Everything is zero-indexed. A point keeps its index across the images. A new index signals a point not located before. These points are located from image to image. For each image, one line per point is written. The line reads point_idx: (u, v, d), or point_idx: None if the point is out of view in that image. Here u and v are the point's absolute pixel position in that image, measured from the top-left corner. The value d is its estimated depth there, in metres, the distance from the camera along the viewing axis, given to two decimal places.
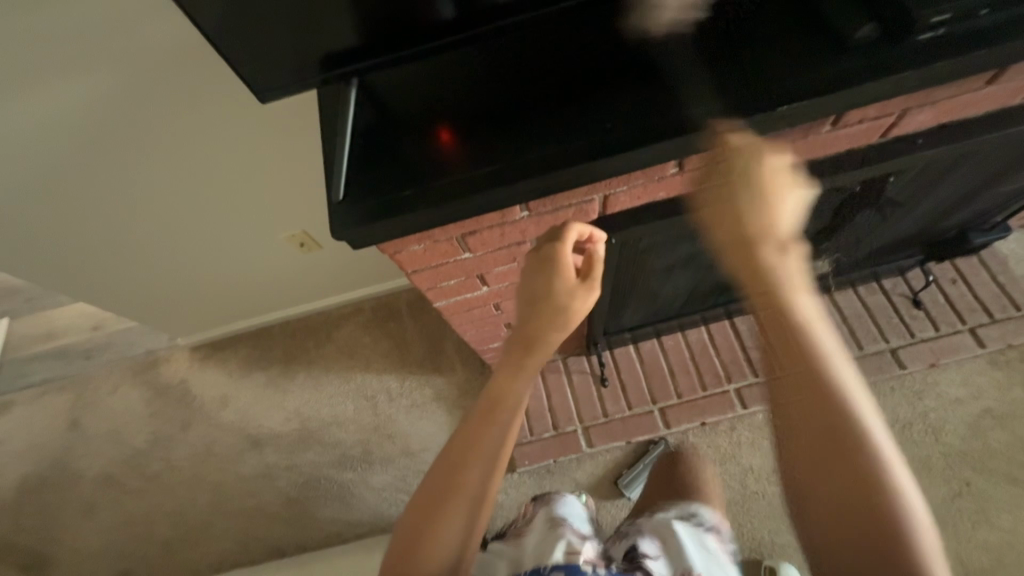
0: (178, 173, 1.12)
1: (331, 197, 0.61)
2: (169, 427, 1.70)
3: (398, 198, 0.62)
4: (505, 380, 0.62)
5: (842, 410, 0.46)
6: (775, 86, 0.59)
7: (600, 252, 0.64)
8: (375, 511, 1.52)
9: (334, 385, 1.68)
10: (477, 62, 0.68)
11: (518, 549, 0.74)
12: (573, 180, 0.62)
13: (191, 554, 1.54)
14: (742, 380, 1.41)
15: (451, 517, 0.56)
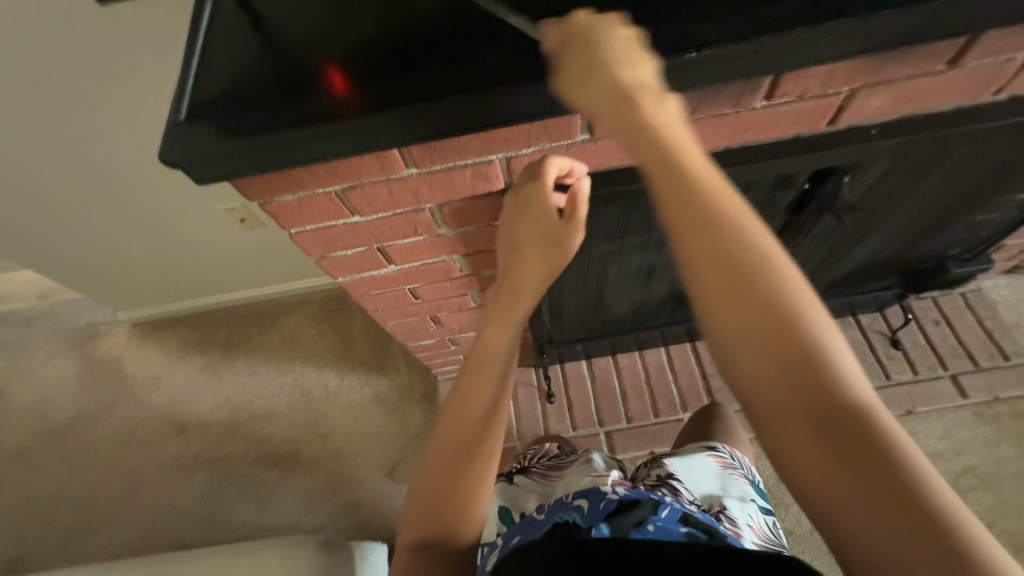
0: (90, 139, 1.02)
1: (169, 116, 0.54)
2: (93, 406, 1.60)
3: (247, 126, 0.53)
4: (495, 329, 0.60)
5: (799, 320, 0.36)
6: (690, 28, 0.50)
7: (583, 189, 0.64)
8: (290, 518, 1.37)
9: (270, 377, 1.57)
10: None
11: (548, 482, 0.74)
12: (455, 123, 0.53)
13: (88, 547, 1.40)
14: (699, 409, 1.29)
15: (463, 483, 0.53)
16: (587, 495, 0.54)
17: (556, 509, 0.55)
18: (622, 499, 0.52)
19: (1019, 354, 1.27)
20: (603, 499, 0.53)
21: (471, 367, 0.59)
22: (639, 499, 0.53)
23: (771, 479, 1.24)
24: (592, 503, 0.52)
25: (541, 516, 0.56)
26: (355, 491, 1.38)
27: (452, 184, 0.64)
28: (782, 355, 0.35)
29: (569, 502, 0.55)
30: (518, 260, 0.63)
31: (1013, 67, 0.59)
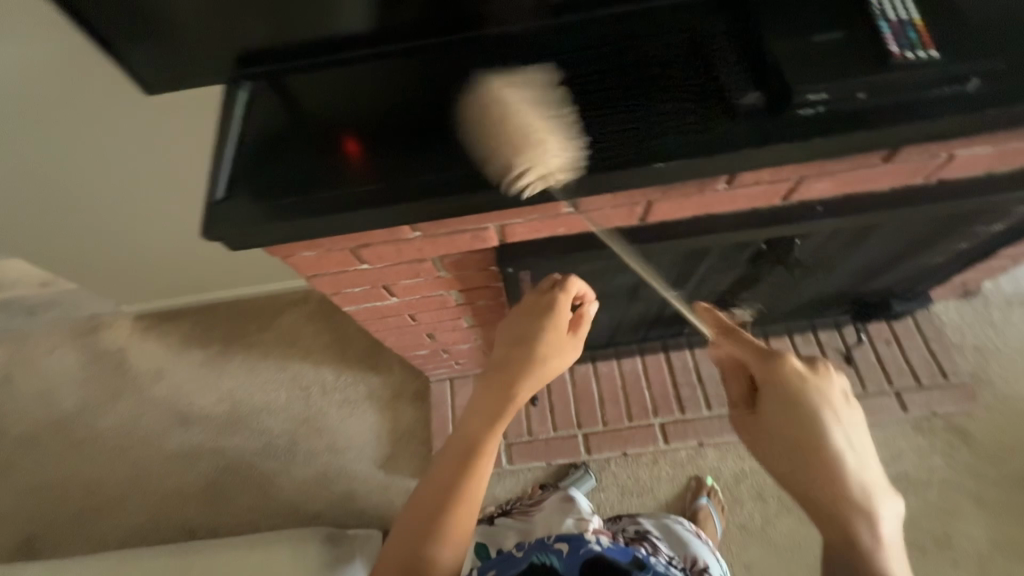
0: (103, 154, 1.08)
1: (210, 197, 0.63)
2: (101, 395, 1.69)
3: (278, 205, 0.62)
4: (482, 424, 0.67)
5: (842, 501, 0.60)
6: (659, 138, 0.60)
7: (587, 310, 0.79)
8: (292, 505, 1.50)
9: (271, 372, 1.67)
10: (394, 76, 0.70)
11: (526, 521, 0.96)
12: (460, 206, 0.63)
13: (103, 527, 1.52)
14: (668, 416, 1.43)
15: (441, 548, 0.59)
16: (566, 541, 0.69)
17: (534, 548, 0.70)
18: (604, 552, 0.68)
19: (956, 374, 1.41)
20: (583, 546, 0.68)
21: (450, 448, 0.67)
22: (620, 556, 0.68)
23: (729, 479, 1.40)
24: (572, 548, 0.68)
25: (519, 553, 0.71)
26: (351, 481, 1.51)
27: (452, 244, 0.73)
28: (823, 513, 0.60)
29: (551, 544, 0.70)
30: (514, 363, 0.71)
31: (937, 162, 0.69)
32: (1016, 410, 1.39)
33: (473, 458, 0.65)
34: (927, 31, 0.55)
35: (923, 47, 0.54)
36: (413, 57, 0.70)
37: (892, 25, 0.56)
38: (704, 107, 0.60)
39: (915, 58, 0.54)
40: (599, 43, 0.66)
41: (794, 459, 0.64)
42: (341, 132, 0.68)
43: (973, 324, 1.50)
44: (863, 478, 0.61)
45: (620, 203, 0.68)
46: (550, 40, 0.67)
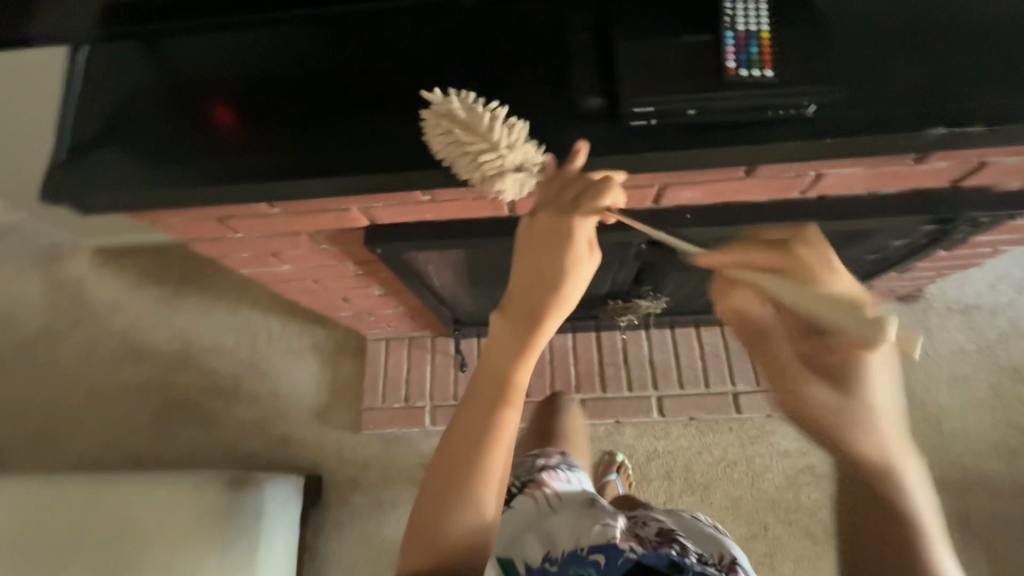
0: None
1: (54, 158, 0.62)
2: (58, 323, 1.73)
3: (121, 174, 0.61)
4: (512, 353, 0.53)
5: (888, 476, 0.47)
6: None
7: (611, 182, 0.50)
8: (231, 442, 1.57)
9: (221, 316, 1.71)
10: (274, 44, 0.65)
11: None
12: (317, 189, 0.61)
13: (56, 446, 1.61)
14: (590, 393, 1.47)
15: (475, 508, 0.50)
16: (602, 549, 0.58)
17: (569, 562, 0.59)
18: (642, 557, 0.55)
19: None
20: (621, 556, 0.56)
21: (473, 391, 0.53)
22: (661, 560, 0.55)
23: (641, 456, 1.45)
24: (610, 559, 0.56)
25: (552, 568, 0.60)
26: (287, 425, 1.58)
27: (319, 221, 0.73)
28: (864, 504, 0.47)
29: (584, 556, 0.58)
30: (545, 277, 0.51)
31: (808, 179, 0.68)
32: (929, 416, 1.43)
33: (491, 433, 0.51)
34: (770, 48, 0.52)
35: (760, 65, 0.52)
36: (296, 27, 0.65)
37: (738, 36, 0.53)
38: (550, 111, 0.58)
39: (747, 78, 0.52)
40: (478, 28, 0.63)
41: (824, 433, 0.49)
42: (212, 100, 0.64)
43: (908, 330, 1.50)
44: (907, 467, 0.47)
45: (479, 196, 0.68)
46: (431, 21, 0.64)
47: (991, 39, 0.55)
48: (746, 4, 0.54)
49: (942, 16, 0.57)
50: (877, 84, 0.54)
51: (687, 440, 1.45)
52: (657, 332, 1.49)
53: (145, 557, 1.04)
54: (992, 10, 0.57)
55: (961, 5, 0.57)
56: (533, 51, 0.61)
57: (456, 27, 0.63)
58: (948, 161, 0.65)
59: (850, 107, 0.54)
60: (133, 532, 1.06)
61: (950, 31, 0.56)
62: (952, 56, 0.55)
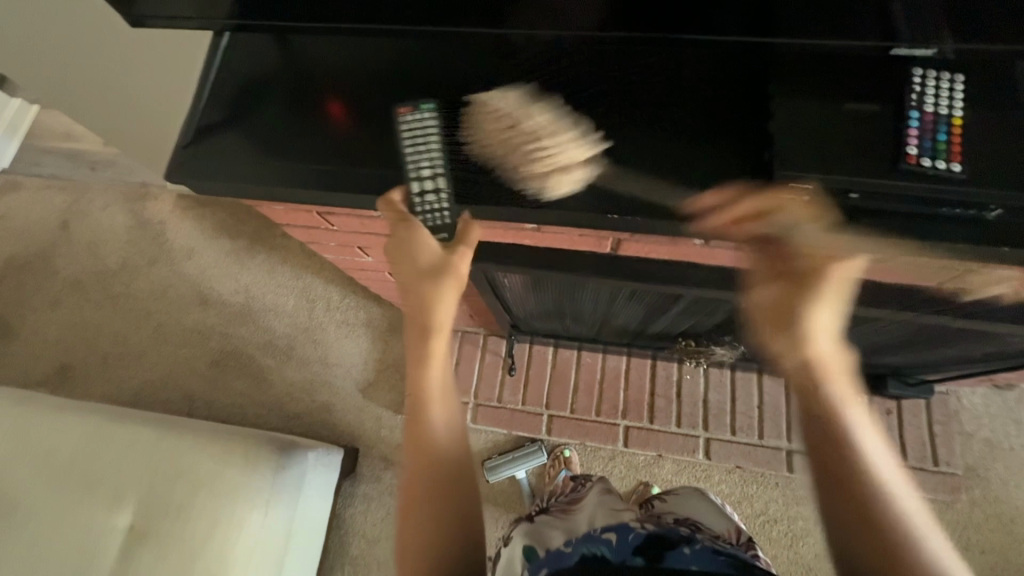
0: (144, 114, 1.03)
1: (179, 141, 0.66)
2: (138, 259, 1.82)
3: (241, 163, 0.66)
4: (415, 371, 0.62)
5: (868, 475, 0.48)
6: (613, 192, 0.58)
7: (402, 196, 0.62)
8: (278, 401, 1.63)
9: (285, 277, 1.75)
10: (400, 57, 0.68)
11: (568, 520, 0.75)
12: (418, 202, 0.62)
13: (121, 375, 1.71)
14: (635, 422, 1.43)
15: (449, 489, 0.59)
16: (613, 528, 0.60)
17: (581, 542, 0.60)
18: (652, 532, 0.58)
19: (949, 464, 1.34)
20: (631, 532, 0.59)
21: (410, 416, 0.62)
22: (670, 534, 0.58)
23: None
24: (621, 536, 0.58)
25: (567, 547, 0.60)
26: (332, 395, 1.61)
27: None
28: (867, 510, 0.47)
29: (597, 532, 0.60)
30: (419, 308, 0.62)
31: (953, 273, 0.61)
32: (1000, 514, 1.32)
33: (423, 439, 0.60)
34: (960, 137, 0.48)
35: (947, 156, 0.47)
36: (425, 44, 0.68)
37: (924, 119, 0.48)
38: (671, 163, 0.57)
39: (932, 169, 0.47)
40: (604, 67, 0.63)
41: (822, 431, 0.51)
42: (334, 102, 0.68)
43: (994, 419, 1.38)
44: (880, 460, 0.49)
45: (585, 234, 0.66)
46: (560, 53, 0.64)
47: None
48: (938, 83, 0.49)
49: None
50: None
51: (728, 487, 1.40)
52: (716, 372, 1.44)
53: (189, 510, 1.04)
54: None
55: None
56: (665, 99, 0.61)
57: (583, 62, 0.63)
58: None
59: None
60: (182, 484, 1.07)
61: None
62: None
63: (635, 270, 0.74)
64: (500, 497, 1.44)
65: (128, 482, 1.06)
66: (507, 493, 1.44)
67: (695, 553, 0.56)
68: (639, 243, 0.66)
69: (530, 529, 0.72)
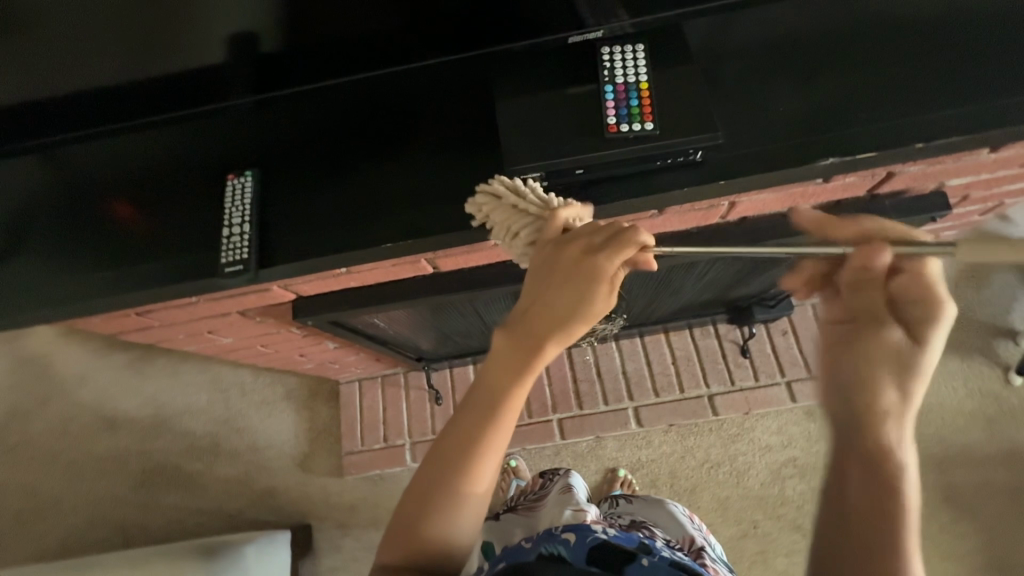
0: None
1: None
2: (29, 401, 1.70)
3: (26, 287, 0.64)
4: (502, 381, 0.52)
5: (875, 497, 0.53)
6: (384, 222, 0.59)
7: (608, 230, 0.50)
8: (215, 502, 1.56)
9: (192, 374, 1.69)
10: (168, 143, 0.69)
11: (530, 515, 0.82)
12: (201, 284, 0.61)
13: (38, 528, 1.58)
14: (566, 412, 1.47)
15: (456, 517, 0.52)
16: (573, 529, 0.59)
17: (542, 539, 0.60)
18: (611, 538, 0.58)
19: None
20: (591, 534, 0.58)
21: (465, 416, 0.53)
22: (629, 542, 0.58)
23: (626, 468, 1.44)
24: (581, 536, 0.58)
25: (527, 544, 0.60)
26: (270, 478, 1.56)
27: (238, 303, 0.73)
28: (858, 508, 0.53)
29: (560, 534, 0.59)
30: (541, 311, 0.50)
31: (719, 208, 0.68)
32: None
33: (477, 455, 0.52)
34: (649, 98, 0.53)
35: (640, 118, 0.53)
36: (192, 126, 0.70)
37: (616, 90, 0.54)
38: (429, 181, 0.60)
39: (631, 133, 0.53)
40: (358, 105, 0.65)
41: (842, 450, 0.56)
42: (112, 204, 0.67)
43: None
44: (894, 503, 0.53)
45: (396, 263, 0.68)
46: (315, 105, 0.67)
47: (863, 62, 0.58)
48: (624, 56, 0.56)
49: (819, 50, 0.59)
50: (755, 121, 0.57)
51: (669, 446, 1.45)
52: (626, 342, 1.50)
53: None
54: (859, 35, 0.59)
55: (840, 32, 0.60)
56: (419, 122, 0.63)
57: (338, 107, 0.66)
58: (854, 175, 0.65)
59: (735, 149, 0.56)
60: None
61: (844, 56, 0.58)
62: (834, 84, 0.57)
63: (466, 280, 0.76)
64: None
65: None
66: None
67: (653, 565, 0.55)
68: (449, 257, 0.69)
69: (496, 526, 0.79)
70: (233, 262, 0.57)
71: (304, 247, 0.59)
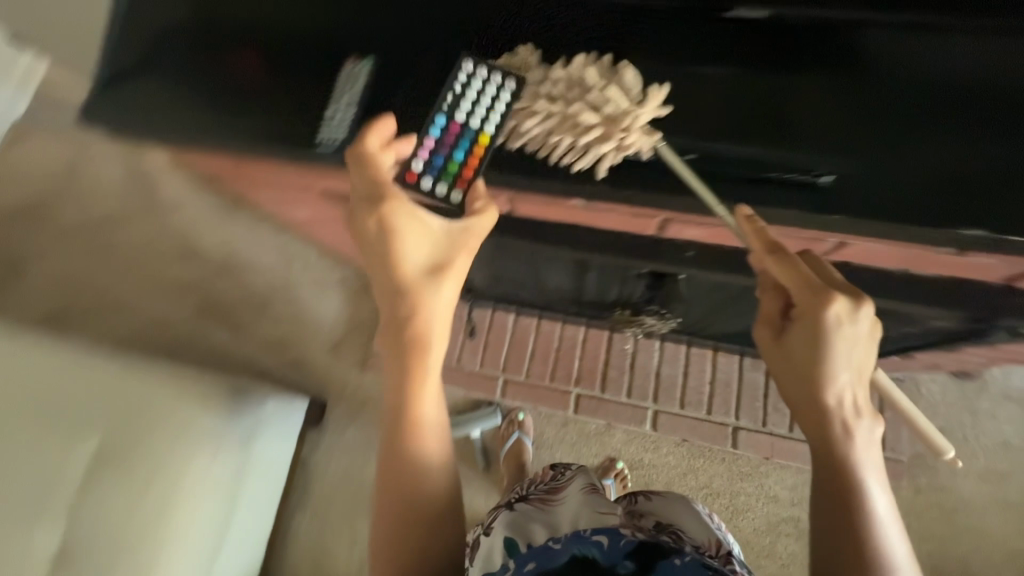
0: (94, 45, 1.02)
1: (97, 87, 0.73)
2: (133, 211, 1.90)
3: (150, 112, 0.70)
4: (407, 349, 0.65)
5: (857, 500, 0.61)
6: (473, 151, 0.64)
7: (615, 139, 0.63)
8: (255, 351, 1.71)
9: (267, 234, 1.81)
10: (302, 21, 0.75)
11: (549, 512, 0.73)
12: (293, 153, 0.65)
13: (112, 319, 1.80)
14: (587, 390, 1.47)
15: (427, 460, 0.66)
16: (604, 532, 0.65)
17: (571, 540, 0.65)
18: (643, 539, 0.65)
19: (897, 452, 1.33)
20: (623, 538, 0.64)
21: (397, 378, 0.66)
22: (660, 544, 0.65)
23: (625, 462, 1.44)
24: (613, 541, 0.64)
25: (557, 545, 0.65)
26: (304, 349, 1.68)
27: (322, 182, 0.77)
28: (840, 508, 0.61)
29: (590, 536, 0.65)
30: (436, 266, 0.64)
31: (827, 245, 0.62)
32: (941, 503, 1.32)
33: (410, 418, 0.66)
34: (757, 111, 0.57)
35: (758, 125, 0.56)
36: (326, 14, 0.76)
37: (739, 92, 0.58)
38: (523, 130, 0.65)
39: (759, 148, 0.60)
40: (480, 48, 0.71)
41: (821, 447, 0.64)
42: (241, 59, 0.74)
43: (954, 408, 1.37)
44: (874, 498, 0.61)
45: (477, 190, 0.67)
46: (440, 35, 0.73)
47: (998, 139, 0.59)
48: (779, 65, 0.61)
49: (936, 123, 0.62)
50: (873, 173, 0.58)
51: (675, 459, 1.43)
52: (671, 346, 1.45)
53: (149, 438, 1.15)
54: (988, 117, 0.61)
55: (972, 114, 0.61)
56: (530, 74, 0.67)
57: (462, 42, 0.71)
58: (996, 259, 0.56)
59: (853, 185, 0.58)
60: (144, 416, 1.16)
61: (970, 134, 0.60)
62: (854, 141, 0.62)
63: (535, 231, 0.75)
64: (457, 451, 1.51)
65: (90, 415, 1.15)
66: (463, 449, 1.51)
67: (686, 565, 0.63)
68: (528, 201, 0.67)
69: (513, 523, 0.70)
70: (330, 140, 0.64)
71: (396, 144, 0.61)
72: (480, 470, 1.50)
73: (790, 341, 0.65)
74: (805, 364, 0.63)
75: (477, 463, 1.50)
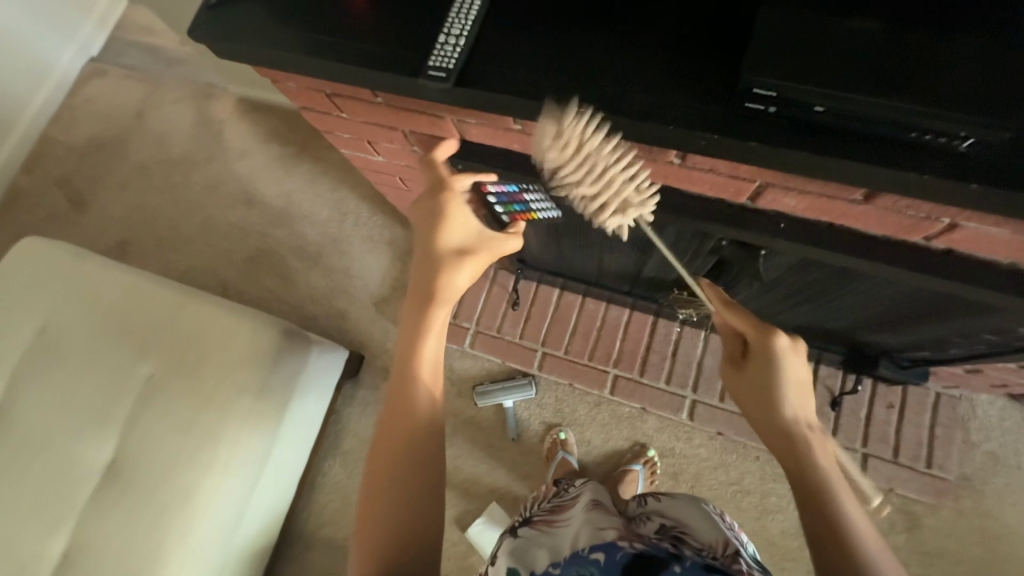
0: None
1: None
2: (197, 154, 1.95)
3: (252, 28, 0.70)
4: (427, 279, 0.69)
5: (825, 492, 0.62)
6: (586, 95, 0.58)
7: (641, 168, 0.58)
8: (301, 300, 1.74)
9: (322, 188, 1.85)
10: None
11: (551, 530, 0.73)
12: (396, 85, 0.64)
13: (168, 255, 1.86)
14: (627, 372, 1.45)
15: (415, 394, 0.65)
16: (601, 549, 0.63)
17: (569, 561, 0.64)
18: (639, 551, 0.61)
19: (942, 469, 1.29)
20: (619, 552, 0.62)
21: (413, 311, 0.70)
22: (659, 553, 0.61)
23: (656, 449, 1.43)
24: (609, 556, 0.62)
25: (555, 570, 0.64)
26: (348, 303, 1.71)
27: (411, 121, 0.78)
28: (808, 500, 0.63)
29: (586, 554, 0.63)
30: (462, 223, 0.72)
31: (933, 225, 0.60)
32: (985, 529, 1.27)
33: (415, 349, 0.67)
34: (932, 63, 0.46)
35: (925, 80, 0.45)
36: None
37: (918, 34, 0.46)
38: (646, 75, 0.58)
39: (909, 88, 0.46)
40: None
41: (789, 459, 0.67)
42: None
43: (1009, 433, 1.31)
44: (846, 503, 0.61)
45: None
46: None
47: None
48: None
49: None
50: None
51: (707, 452, 1.41)
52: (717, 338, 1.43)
53: (203, 366, 1.18)
54: None
55: None
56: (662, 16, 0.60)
57: None
58: None
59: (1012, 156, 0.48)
60: (201, 344, 1.20)
61: None
62: (1001, 73, 0.46)
63: None
64: (488, 418, 1.52)
65: (155, 337, 1.21)
66: (495, 417, 1.52)
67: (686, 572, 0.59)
68: (620, 154, 0.66)
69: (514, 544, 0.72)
70: (439, 68, 0.60)
71: (502, 83, 0.60)
72: (510, 441, 1.49)
73: (745, 377, 0.75)
74: (757, 388, 0.73)
75: (507, 433, 1.50)
